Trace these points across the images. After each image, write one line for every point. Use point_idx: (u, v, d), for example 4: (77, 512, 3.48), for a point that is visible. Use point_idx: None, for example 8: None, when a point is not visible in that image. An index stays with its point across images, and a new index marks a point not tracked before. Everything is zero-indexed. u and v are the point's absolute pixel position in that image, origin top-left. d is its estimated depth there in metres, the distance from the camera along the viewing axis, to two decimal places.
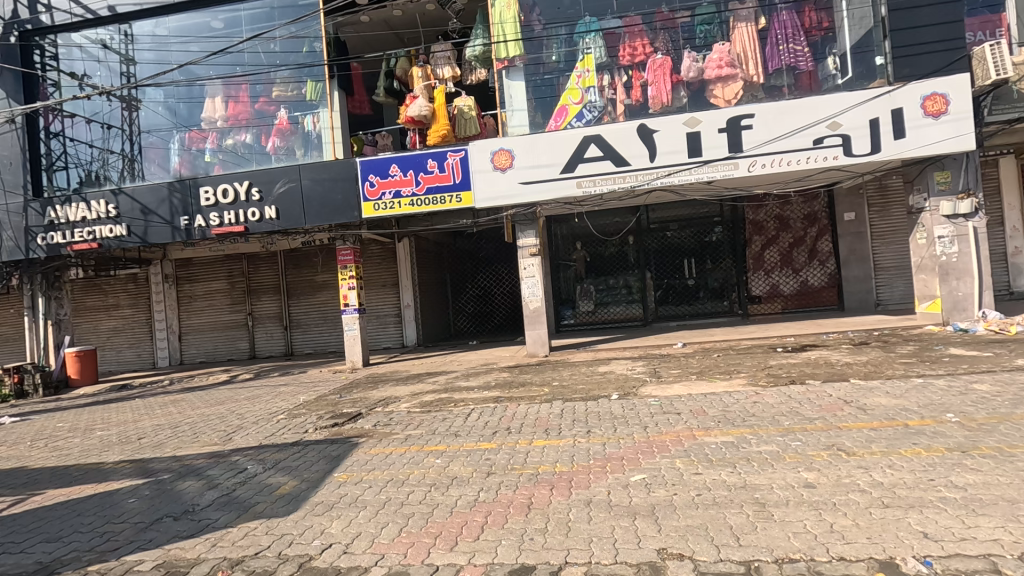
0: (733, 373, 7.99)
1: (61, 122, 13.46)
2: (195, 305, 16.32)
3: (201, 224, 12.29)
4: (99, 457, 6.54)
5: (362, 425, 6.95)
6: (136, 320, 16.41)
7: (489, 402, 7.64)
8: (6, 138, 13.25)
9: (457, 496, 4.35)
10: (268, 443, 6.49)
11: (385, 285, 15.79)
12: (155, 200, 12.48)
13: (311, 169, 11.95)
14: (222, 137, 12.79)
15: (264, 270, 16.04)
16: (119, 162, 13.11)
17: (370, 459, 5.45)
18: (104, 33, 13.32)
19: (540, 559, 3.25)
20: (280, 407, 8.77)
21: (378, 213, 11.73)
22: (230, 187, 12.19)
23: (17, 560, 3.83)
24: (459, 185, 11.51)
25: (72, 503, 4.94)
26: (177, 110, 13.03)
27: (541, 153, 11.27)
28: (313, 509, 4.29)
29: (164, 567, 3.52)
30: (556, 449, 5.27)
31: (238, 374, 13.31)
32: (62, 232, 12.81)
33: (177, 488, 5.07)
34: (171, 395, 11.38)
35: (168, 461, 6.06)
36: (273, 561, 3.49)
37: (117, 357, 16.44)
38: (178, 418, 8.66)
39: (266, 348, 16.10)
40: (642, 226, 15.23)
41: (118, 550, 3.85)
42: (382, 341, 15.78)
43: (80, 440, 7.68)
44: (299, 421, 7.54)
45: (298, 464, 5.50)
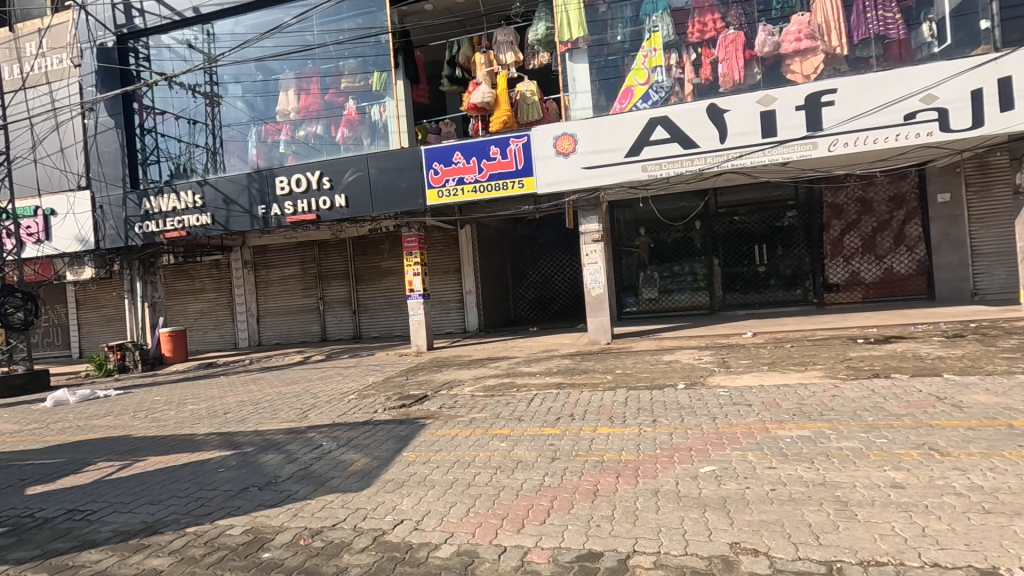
0: (809, 365, 7.59)
1: (153, 119, 14.54)
2: (270, 290, 17.25)
3: (277, 212, 12.94)
4: (191, 430, 7.08)
5: (428, 407, 7.15)
6: (219, 303, 17.57)
7: (552, 388, 7.66)
8: (108, 135, 14.47)
9: (523, 479, 4.40)
10: (341, 421, 6.80)
11: (447, 271, 16.08)
12: (235, 190, 13.22)
13: (378, 158, 12.29)
14: (295, 128, 13.38)
15: (334, 257, 16.74)
16: (204, 156, 14.04)
17: (437, 440, 5.61)
18: (189, 33, 14.16)
19: (607, 546, 3.24)
20: (351, 387, 9.19)
21: (442, 200, 11.92)
22: (303, 176, 12.73)
23: (125, 519, 4.23)
24: (522, 171, 11.48)
25: (170, 470, 5.39)
26: (254, 104, 13.72)
27: (605, 137, 11.05)
28: (385, 486, 4.47)
29: (252, 532, 3.78)
30: (621, 437, 5.22)
31: (311, 356, 14.02)
32: (156, 222, 13.84)
33: (260, 461, 5.43)
34: (252, 374, 12.18)
35: (251, 435, 6.48)
36: (349, 533, 3.66)
37: (203, 338, 17.72)
38: (258, 395, 9.25)
39: (336, 331, 16.85)
40: (710, 211, 14.68)
41: (210, 514, 4.17)
42: (445, 326, 16.14)
43: (174, 413, 8.36)
44: (368, 401, 7.86)
45: (369, 442, 5.74)
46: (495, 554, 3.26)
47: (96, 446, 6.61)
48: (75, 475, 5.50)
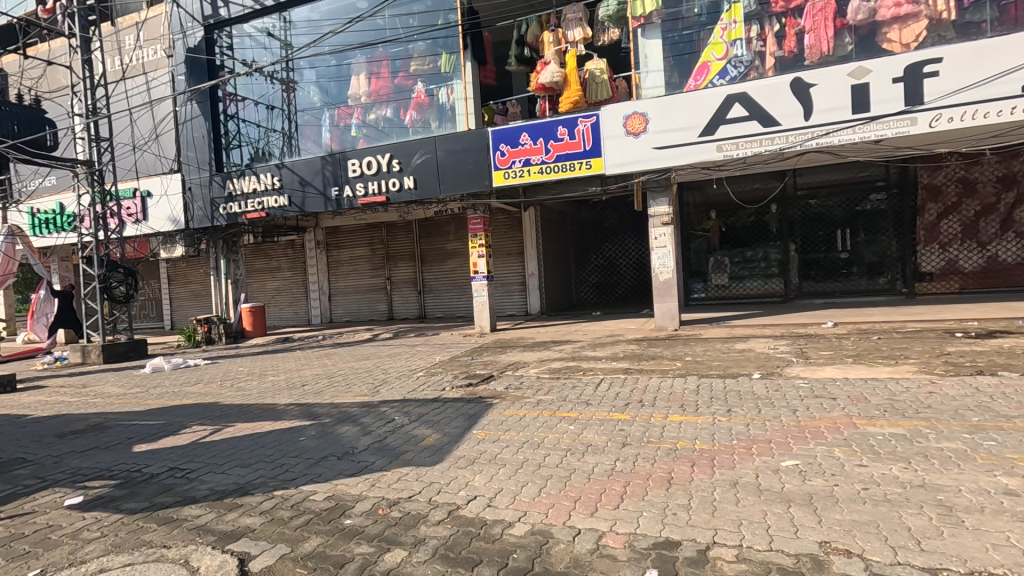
0: (900, 359, 7.05)
1: (236, 105, 15.36)
2: (341, 270, 17.93)
3: (349, 194, 13.35)
4: (273, 399, 7.53)
5: (495, 387, 7.25)
6: (294, 281, 18.47)
7: (619, 373, 7.57)
8: (196, 122, 15.44)
9: (594, 463, 4.36)
10: (411, 397, 7.02)
11: (510, 254, 16.13)
12: (310, 172, 13.71)
13: (446, 140, 12.40)
14: (366, 112, 13.74)
15: (401, 238, 17.18)
16: (281, 140, 14.70)
17: (505, 420, 5.66)
18: (268, 21, 14.73)
19: (685, 536, 3.15)
20: (419, 365, 9.46)
21: (508, 181, 11.89)
22: (374, 159, 13.05)
23: (220, 479, 4.54)
24: (590, 151, 11.24)
25: (256, 436, 5.74)
26: (328, 88, 14.15)
27: (678, 115, 10.63)
28: (457, 461, 4.57)
29: (335, 499, 3.97)
30: (694, 426, 5.07)
31: (380, 334, 14.49)
32: (238, 203, 14.64)
33: (338, 431, 5.69)
34: (325, 349, 12.78)
35: (328, 407, 6.80)
36: (425, 506, 3.77)
37: (279, 314, 18.72)
38: (332, 369, 9.71)
39: (403, 310, 17.36)
40: (788, 193, 13.89)
41: (294, 479, 4.41)
42: (507, 308, 16.23)
43: (257, 383, 8.92)
44: (437, 378, 8.08)
45: (439, 419, 5.88)
46: (569, 535, 3.26)
47: (190, 411, 7.15)
48: (175, 436, 5.97)
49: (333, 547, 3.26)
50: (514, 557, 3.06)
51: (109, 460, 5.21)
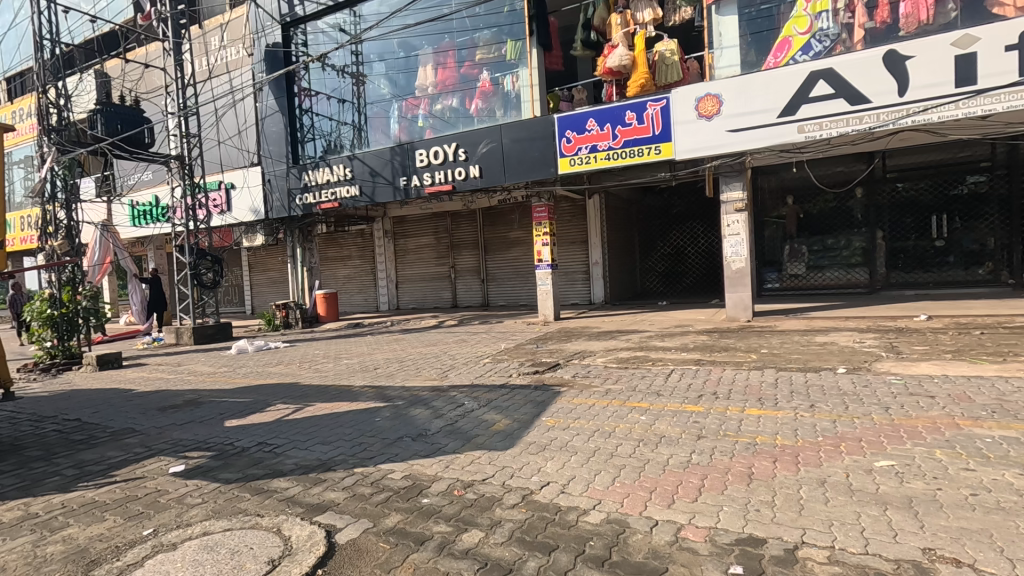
0: (1008, 356, 6.44)
1: (310, 100, 16.02)
2: (408, 258, 18.41)
3: (416, 183, 13.62)
4: (349, 381, 7.88)
5: (562, 375, 7.25)
6: (363, 269, 19.15)
7: (690, 364, 7.36)
8: (274, 117, 16.23)
9: (669, 454, 4.27)
10: (479, 382, 7.14)
11: (574, 242, 15.97)
12: (380, 162, 14.08)
13: (511, 128, 12.39)
14: (432, 102, 13.98)
15: (465, 227, 17.41)
16: (351, 132, 15.23)
17: (574, 408, 5.63)
18: (340, 17, 15.21)
19: (770, 534, 3.03)
20: (485, 351, 9.58)
21: (574, 168, 11.75)
22: (441, 149, 13.23)
23: (304, 455, 4.80)
24: (659, 136, 10.90)
25: (335, 415, 6.02)
26: (396, 80, 14.49)
27: (755, 95, 10.10)
28: (527, 447, 4.60)
29: (413, 478, 4.10)
30: (774, 421, 4.84)
31: (445, 321, 14.78)
32: (313, 194, 15.28)
33: (410, 414, 5.86)
34: (394, 334, 13.21)
35: (399, 390, 7.03)
36: (499, 489, 3.82)
37: (350, 300, 19.49)
38: (402, 354, 10.03)
39: (466, 298, 17.64)
40: (875, 176, 12.93)
41: (373, 458, 4.59)
42: (571, 297, 16.13)
43: (332, 366, 9.36)
44: (503, 365, 8.16)
45: (508, 404, 5.94)
46: (647, 526, 3.21)
47: (274, 390, 7.60)
48: (261, 413, 6.37)
49: (413, 524, 3.36)
50: (591, 544, 3.04)
51: (205, 433, 5.63)
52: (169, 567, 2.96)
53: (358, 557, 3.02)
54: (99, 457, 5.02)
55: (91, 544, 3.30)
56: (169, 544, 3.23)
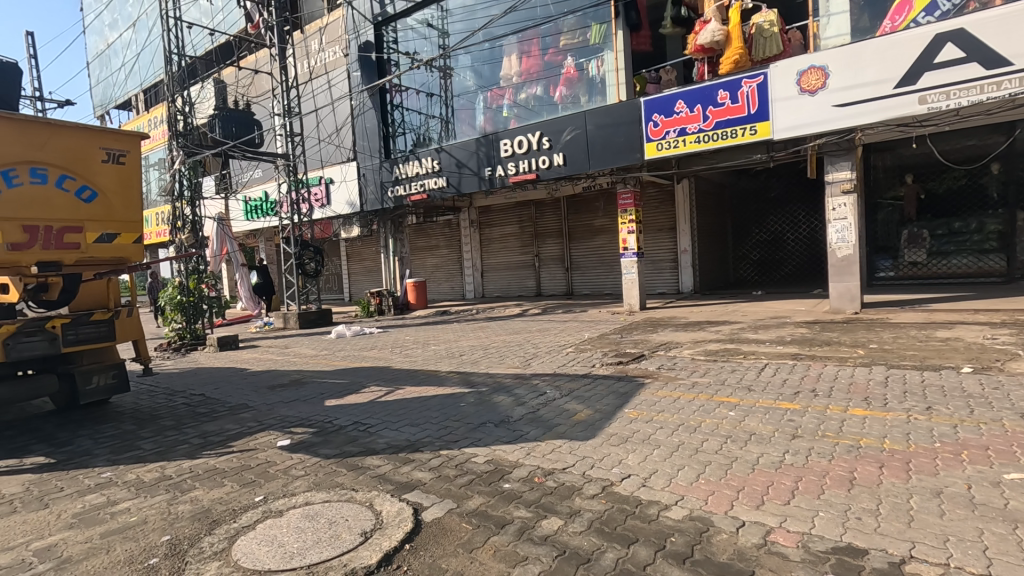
0: None
1: (400, 95, 16.68)
2: (493, 247, 18.74)
3: (501, 173, 13.75)
4: (436, 366, 8.20)
5: (646, 366, 7.09)
6: (450, 258, 19.74)
7: (787, 358, 6.91)
8: (368, 113, 17.09)
9: (759, 453, 4.06)
10: (562, 372, 7.17)
11: (661, 229, 15.43)
12: (466, 154, 14.36)
13: (596, 114, 12.16)
14: (517, 92, 14.14)
15: (549, 216, 17.40)
16: (439, 125, 15.76)
17: (658, 401, 5.50)
18: (428, 13, 15.66)
19: (872, 545, 2.80)
20: (568, 341, 9.57)
21: (661, 153, 11.33)
22: (525, 138, 13.25)
23: (394, 435, 5.07)
24: (755, 115, 10.23)
25: (423, 399, 6.30)
26: (482, 72, 14.76)
27: (867, 65, 9.18)
28: (609, 439, 4.56)
29: (495, 463, 4.21)
30: (882, 423, 4.44)
31: (529, 309, 14.90)
32: (404, 186, 15.92)
33: (494, 400, 6.00)
34: (479, 322, 13.54)
35: (483, 377, 7.22)
36: (579, 479, 3.83)
37: (438, 289, 20.17)
38: (487, 341, 10.27)
39: (550, 287, 17.67)
40: (1017, 148, 11.32)
41: (457, 441, 4.76)
42: (658, 286, 15.64)
43: (421, 351, 9.78)
44: (586, 355, 8.11)
45: (590, 395, 5.91)
46: (733, 526, 3.08)
47: (368, 373, 8.08)
48: (356, 394, 6.81)
49: (494, 508, 3.47)
50: (672, 540, 2.98)
51: (308, 411, 6.11)
52: (276, 531, 3.28)
53: (442, 535, 3.17)
54: (220, 429, 5.61)
55: (213, 506, 3.72)
56: (277, 510, 3.57)
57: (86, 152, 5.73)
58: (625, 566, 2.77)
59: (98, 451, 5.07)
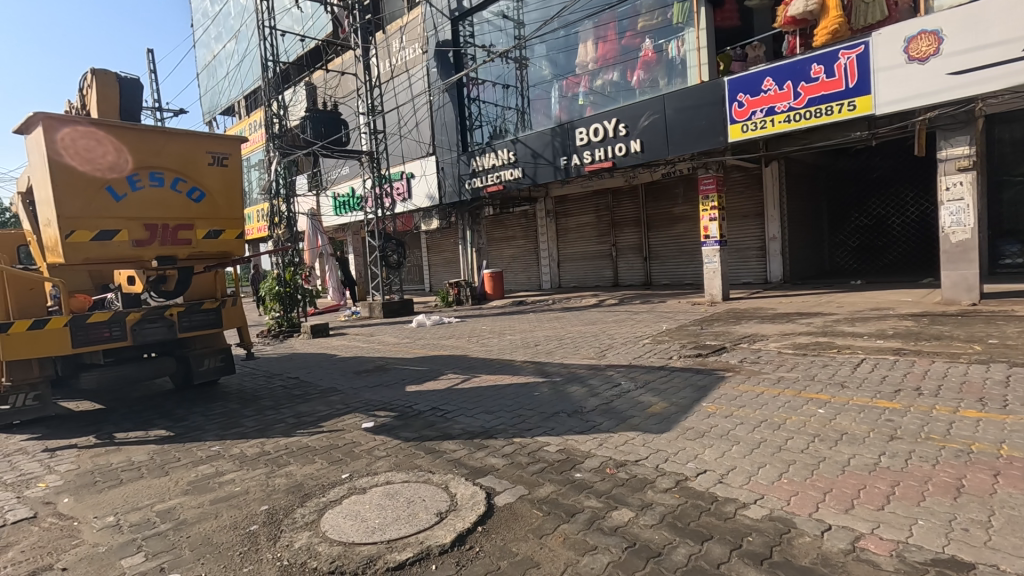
0: None
1: (477, 89, 16.98)
2: (569, 237, 18.63)
3: (576, 162, 13.61)
4: (512, 356, 8.33)
5: (727, 359, 6.80)
6: (527, 249, 19.85)
7: (887, 353, 6.37)
8: (446, 108, 17.50)
9: (851, 454, 3.79)
10: (637, 363, 7.04)
11: (747, 216, 14.61)
12: (541, 144, 14.32)
13: (676, 97, 11.71)
14: (593, 78, 13.96)
15: (627, 204, 17.03)
16: (515, 116, 15.93)
17: (739, 396, 5.26)
18: (503, 4, 15.77)
19: (981, 559, 2.55)
20: (645, 332, 9.37)
21: (746, 135, 10.73)
22: (601, 126, 13.02)
23: (470, 422, 5.22)
24: (854, 89, 9.42)
25: (497, 387, 6.44)
26: (557, 61, 14.73)
27: (989, 25, 8.14)
28: (684, 433, 4.43)
29: (566, 453, 4.23)
30: (1000, 427, 3.99)
31: (606, 300, 14.70)
32: (481, 178, 16.16)
33: (567, 390, 6.02)
34: (555, 312, 13.56)
35: (558, 367, 7.24)
36: (652, 472, 3.77)
37: (515, 279, 20.37)
38: (562, 332, 10.28)
39: (628, 277, 17.33)
40: None
41: (530, 430, 4.82)
42: (743, 276, 14.85)
43: (497, 341, 9.95)
44: (663, 347, 7.91)
45: (666, 387, 5.77)
46: (817, 530, 2.91)
47: (446, 361, 8.35)
48: (435, 381, 7.08)
49: (565, 496, 3.50)
50: (749, 540, 2.87)
51: (390, 396, 6.44)
52: (361, 507, 3.51)
53: (513, 520, 3.24)
54: (311, 410, 6.04)
55: (304, 480, 4.03)
56: (360, 488, 3.80)
57: (194, 156, 6.30)
58: (697, 563, 2.70)
59: (208, 427, 5.63)
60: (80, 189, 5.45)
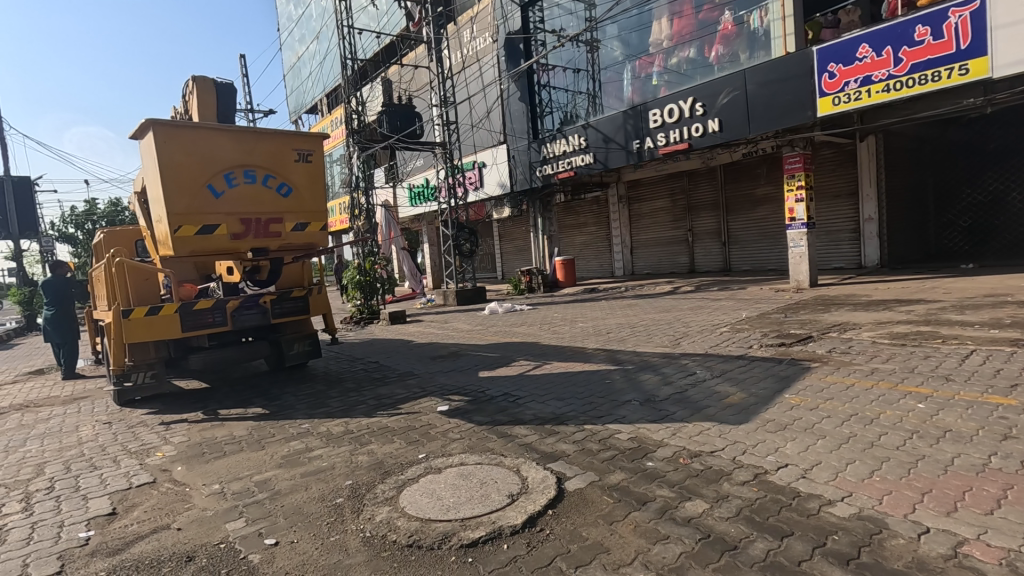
0: None
1: (547, 75, 16.87)
2: (643, 222, 18.18)
3: (650, 145, 13.20)
4: (583, 343, 8.30)
5: (813, 349, 6.41)
6: (599, 235, 19.59)
7: (1001, 345, 5.74)
8: (516, 95, 17.49)
9: (955, 454, 3.48)
10: (714, 352, 6.80)
11: (838, 196, 13.58)
12: (613, 128, 14.01)
13: (759, 71, 11.06)
14: (668, 57, 13.47)
15: (704, 186, 16.34)
16: (586, 101, 15.76)
17: (826, 388, 4.96)
18: None
19: None
20: (723, 320, 9.01)
21: (837, 108, 9.96)
22: (676, 106, 12.53)
23: (541, 408, 5.27)
24: (967, 52, 8.45)
25: (569, 375, 6.45)
26: (630, 40, 14.39)
27: None
28: (765, 425, 4.25)
29: (638, 441, 4.18)
30: None
31: (681, 287, 14.24)
32: (552, 165, 16.05)
33: (640, 378, 5.93)
34: (627, 300, 13.33)
35: (631, 355, 7.13)
36: (728, 463, 3.65)
37: (586, 267, 20.18)
38: (635, 319, 10.11)
39: (705, 263, 16.68)
40: None
41: (601, 417, 4.80)
42: (834, 261, 13.87)
43: (568, 328, 9.94)
44: (743, 335, 7.57)
45: (745, 377, 5.54)
46: (912, 532, 2.71)
47: (518, 348, 8.46)
48: (507, 367, 7.21)
49: (636, 484, 3.47)
50: (833, 538, 2.72)
51: (463, 381, 6.64)
52: (436, 485, 3.66)
53: (584, 506, 3.26)
54: (390, 393, 6.35)
55: (385, 458, 4.26)
56: (436, 468, 3.96)
57: (282, 152, 6.72)
58: (776, 559, 2.60)
59: (299, 406, 6.06)
60: (185, 187, 5.99)
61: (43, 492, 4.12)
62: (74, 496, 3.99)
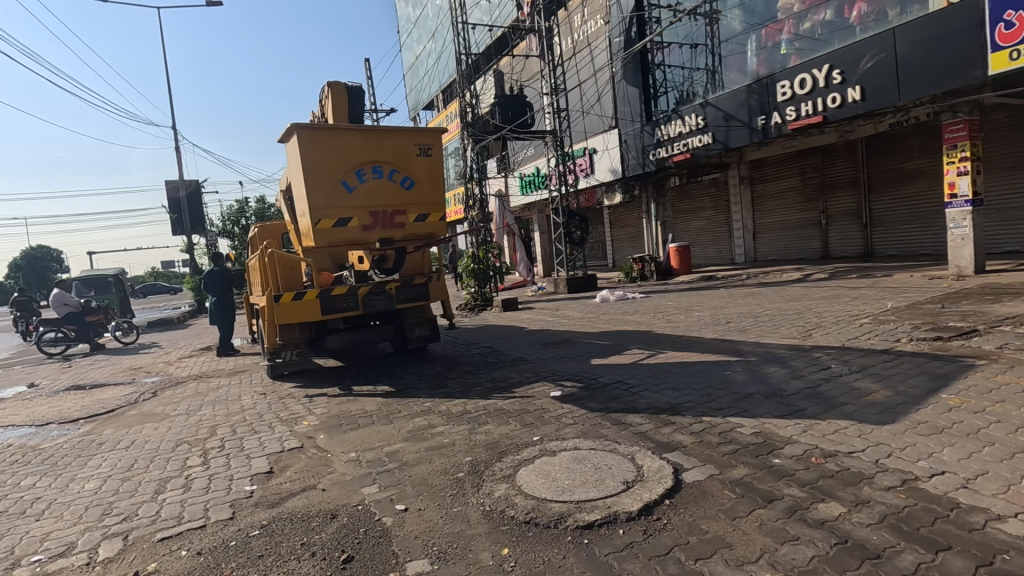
0: None
1: (661, 53, 16.23)
2: (768, 204, 16.88)
3: (777, 120, 12.19)
4: (701, 333, 7.95)
5: (978, 344, 5.59)
6: (717, 220, 18.54)
7: None
8: (629, 78, 17.03)
9: None
10: (853, 345, 6.19)
11: (1014, 166, 11.59)
12: (735, 105, 13.12)
13: (912, 28, 9.73)
14: (799, 22, 12.34)
15: (841, 163, 14.77)
16: (704, 77, 14.99)
17: (996, 389, 4.31)
18: None
19: None
20: (864, 310, 8.13)
21: (1015, 63, 8.35)
22: (809, 75, 11.43)
23: (656, 397, 5.16)
24: None
25: (686, 365, 6.22)
26: (754, 8, 13.34)
27: None
28: (916, 427, 3.80)
29: (763, 436, 3.95)
30: None
31: (813, 274, 13.06)
32: (666, 148, 15.39)
33: (765, 371, 5.58)
34: (749, 288, 12.53)
35: (753, 346, 6.71)
36: (870, 466, 3.33)
37: (703, 253, 19.24)
38: (758, 309, 9.47)
39: (842, 247, 15.15)
40: None
41: (722, 410, 4.59)
42: (1006, 243, 11.94)
43: (684, 317, 9.57)
44: (888, 328, 6.79)
45: (891, 373, 4.99)
46: None
47: (631, 336, 8.32)
48: (620, 355, 7.12)
49: (761, 481, 3.29)
50: (1004, 558, 2.39)
51: (576, 367, 6.67)
52: (551, 467, 3.74)
53: (703, 498, 3.16)
54: (505, 376, 6.58)
55: (501, 439, 4.43)
56: (550, 450, 4.05)
57: (405, 148, 7.14)
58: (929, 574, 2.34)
59: (421, 386, 6.47)
60: (325, 184, 6.62)
61: (216, 450, 4.83)
62: (240, 455, 4.63)
